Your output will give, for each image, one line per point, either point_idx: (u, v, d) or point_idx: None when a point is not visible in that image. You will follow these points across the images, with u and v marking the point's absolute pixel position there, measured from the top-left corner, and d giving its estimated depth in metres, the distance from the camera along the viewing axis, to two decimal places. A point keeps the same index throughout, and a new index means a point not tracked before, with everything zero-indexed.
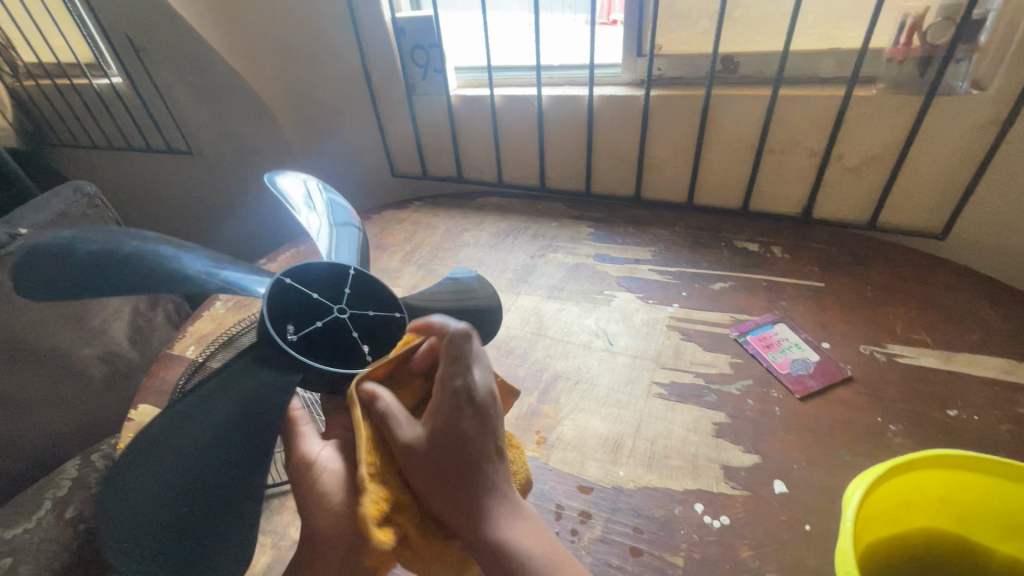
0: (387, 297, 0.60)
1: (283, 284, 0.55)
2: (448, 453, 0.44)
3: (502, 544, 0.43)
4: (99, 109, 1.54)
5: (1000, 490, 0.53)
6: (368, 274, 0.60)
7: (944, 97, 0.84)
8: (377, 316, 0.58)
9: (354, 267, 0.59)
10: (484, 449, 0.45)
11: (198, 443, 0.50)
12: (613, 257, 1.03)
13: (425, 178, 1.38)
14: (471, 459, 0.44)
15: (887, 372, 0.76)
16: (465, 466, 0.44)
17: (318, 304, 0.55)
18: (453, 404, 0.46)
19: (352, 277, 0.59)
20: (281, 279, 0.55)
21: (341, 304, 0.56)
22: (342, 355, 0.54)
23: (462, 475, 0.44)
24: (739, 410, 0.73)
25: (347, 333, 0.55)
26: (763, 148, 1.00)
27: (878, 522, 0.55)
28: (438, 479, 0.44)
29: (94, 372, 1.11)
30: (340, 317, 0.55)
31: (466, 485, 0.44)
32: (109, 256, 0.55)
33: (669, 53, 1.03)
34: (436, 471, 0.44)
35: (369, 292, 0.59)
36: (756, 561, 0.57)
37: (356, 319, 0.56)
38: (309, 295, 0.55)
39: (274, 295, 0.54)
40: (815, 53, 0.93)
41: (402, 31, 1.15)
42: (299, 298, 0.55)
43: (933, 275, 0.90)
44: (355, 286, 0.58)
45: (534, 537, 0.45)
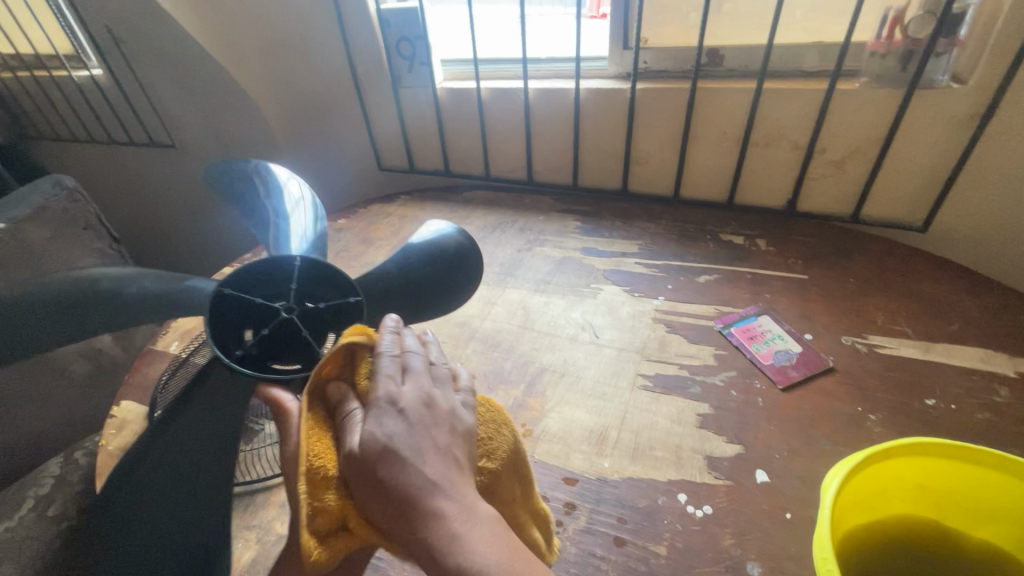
0: (339, 282, 0.58)
1: (223, 294, 0.53)
2: (383, 460, 0.42)
3: (451, 553, 0.39)
4: (79, 102, 1.50)
5: (976, 477, 0.54)
6: (321, 262, 0.58)
7: (924, 90, 0.85)
8: (325, 307, 0.57)
9: (297, 257, 0.57)
10: (421, 452, 0.43)
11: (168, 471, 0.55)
12: (599, 250, 1.03)
13: (412, 172, 1.37)
14: (405, 464, 0.42)
15: (868, 363, 0.77)
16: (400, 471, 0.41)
17: (263, 306, 0.54)
18: (390, 410, 0.45)
19: (296, 270, 0.57)
20: (219, 289, 0.52)
21: (285, 303, 0.55)
22: (298, 351, 0.55)
23: (400, 483, 0.41)
24: (723, 401, 0.73)
25: (296, 332, 0.54)
26: (748, 141, 1.01)
27: (856, 509, 0.56)
28: (376, 490, 0.42)
29: (76, 369, 1.10)
30: (287, 316, 0.54)
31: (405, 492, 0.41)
32: (68, 296, 0.61)
33: (655, 46, 1.03)
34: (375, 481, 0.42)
35: (319, 282, 0.58)
36: (738, 550, 0.58)
37: (304, 315, 0.56)
38: (251, 301, 0.54)
39: (214, 308, 0.52)
40: (799, 47, 0.94)
41: (387, 23, 1.14)
42: (241, 305, 0.54)
43: (914, 267, 0.91)
44: (299, 280, 0.57)
45: (490, 545, 0.40)
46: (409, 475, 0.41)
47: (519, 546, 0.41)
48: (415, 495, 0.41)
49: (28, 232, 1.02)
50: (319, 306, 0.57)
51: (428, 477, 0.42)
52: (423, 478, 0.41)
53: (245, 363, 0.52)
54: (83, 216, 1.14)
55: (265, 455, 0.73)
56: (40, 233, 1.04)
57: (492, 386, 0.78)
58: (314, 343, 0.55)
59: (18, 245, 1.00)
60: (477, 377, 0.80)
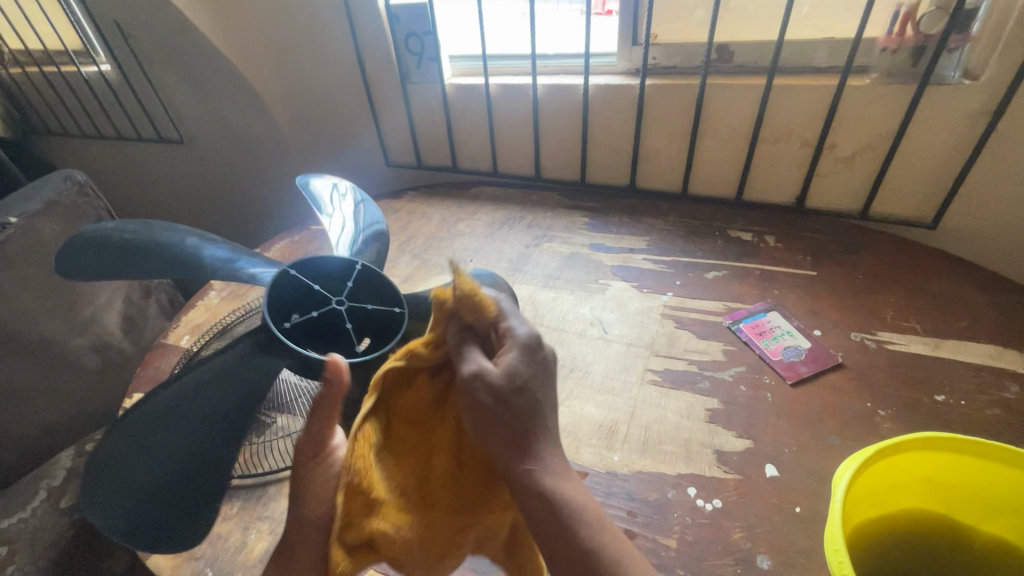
0: (390, 292, 0.61)
1: (289, 276, 0.59)
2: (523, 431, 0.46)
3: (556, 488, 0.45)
4: (88, 98, 1.51)
5: (985, 472, 0.54)
6: (376, 272, 0.62)
7: (936, 86, 0.85)
8: (375, 307, 0.58)
9: (359, 262, 0.62)
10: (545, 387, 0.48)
11: (186, 429, 0.51)
12: (607, 246, 1.04)
13: (420, 168, 1.38)
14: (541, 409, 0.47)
15: (877, 359, 0.77)
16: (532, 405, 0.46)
17: (319, 295, 0.58)
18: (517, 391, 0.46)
19: (356, 273, 0.61)
20: (286, 270, 0.59)
21: (340, 297, 0.58)
22: (333, 342, 0.56)
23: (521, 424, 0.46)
24: (732, 396, 0.74)
25: (340, 323, 0.56)
26: (757, 137, 1.01)
27: (866, 503, 0.57)
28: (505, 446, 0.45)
29: (87, 362, 1.10)
30: (336, 307, 0.57)
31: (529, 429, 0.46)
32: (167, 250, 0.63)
33: (663, 42, 1.03)
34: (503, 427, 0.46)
35: (373, 288, 0.61)
36: (747, 543, 0.58)
37: (352, 311, 0.58)
38: (311, 287, 0.59)
39: (276, 284, 0.58)
40: (809, 43, 0.93)
41: (397, 19, 1.15)
42: (300, 289, 0.59)
43: (923, 263, 0.91)
44: (357, 282, 0.60)
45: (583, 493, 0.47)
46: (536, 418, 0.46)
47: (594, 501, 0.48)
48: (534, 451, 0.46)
49: (40, 226, 1.03)
50: (369, 306, 0.59)
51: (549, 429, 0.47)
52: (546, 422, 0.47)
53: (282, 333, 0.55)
54: (93, 210, 1.14)
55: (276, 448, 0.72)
56: (52, 228, 1.05)
57: None
58: (353, 337, 0.56)
59: (30, 239, 1.01)
60: None
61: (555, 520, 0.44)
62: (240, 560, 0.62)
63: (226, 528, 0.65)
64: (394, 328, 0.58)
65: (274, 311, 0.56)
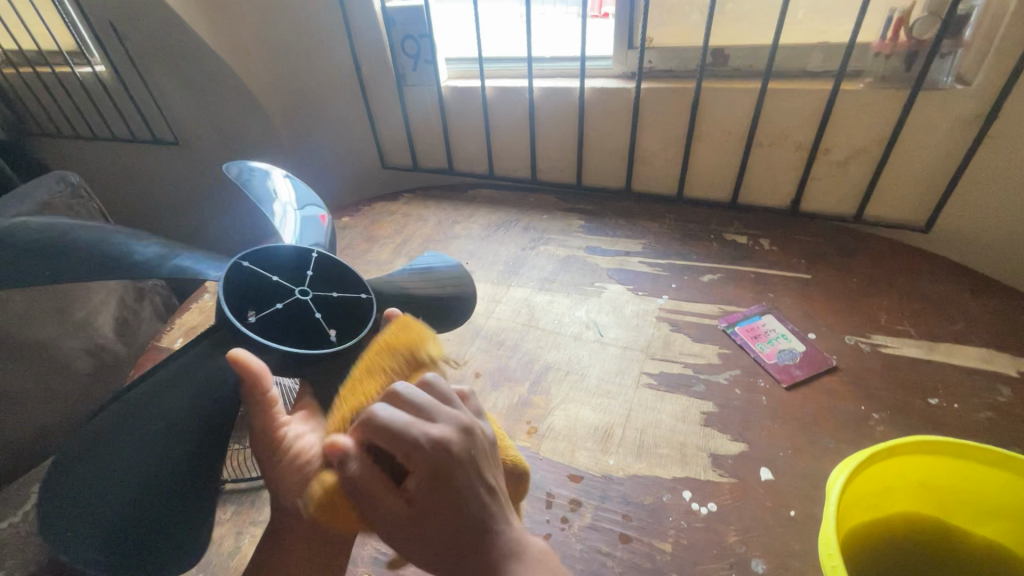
0: (351, 280, 0.62)
1: (243, 267, 0.57)
2: (447, 518, 0.42)
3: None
4: (81, 99, 1.50)
5: (979, 475, 0.54)
6: (333, 258, 0.62)
7: (929, 91, 0.85)
8: (338, 295, 0.59)
9: (315, 251, 0.61)
10: (476, 494, 0.42)
11: (149, 440, 0.48)
12: (603, 249, 1.04)
13: (416, 170, 1.38)
14: (479, 526, 0.42)
15: (871, 362, 0.77)
16: (465, 526, 0.42)
17: (278, 286, 0.57)
18: (450, 463, 0.42)
19: (312, 260, 0.60)
20: (239, 263, 0.57)
21: (302, 287, 0.57)
22: (302, 331, 0.55)
23: (460, 551, 0.42)
24: (727, 400, 0.74)
25: (309, 313, 0.56)
26: (751, 141, 1.01)
27: (860, 506, 0.57)
28: (430, 538, 0.42)
29: (81, 365, 1.09)
30: (300, 298, 0.56)
31: (471, 551, 0.42)
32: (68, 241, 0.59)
33: (659, 45, 1.03)
34: (442, 555, 0.42)
35: (334, 276, 0.61)
36: (742, 547, 0.58)
37: (318, 299, 0.57)
38: (267, 278, 0.57)
39: (230, 278, 0.56)
40: (803, 48, 0.94)
41: (393, 21, 1.15)
42: (258, 281, 0.57)
43: (916, 266, 0.92)
44: (315, 270, 0.60)
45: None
46: (477, 543, 0.42)
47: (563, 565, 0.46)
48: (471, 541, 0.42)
49: None
50: (334, 293, 0.59)
51: (498, 540, 0.43)
52: (492, 537, 0.42)
53: (251, 328, 0.53)
54: (87, 212, 1.14)
55: None
56: None
57: (497, 383, 0.79)
58: (324, 326, 0.56)
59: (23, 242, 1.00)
60: (482, 374, 0.80)
61: None
62: (233, 564, 0.62)
63: (219, 533, 0.65)
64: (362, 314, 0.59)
65: (233, 307, 0.54)
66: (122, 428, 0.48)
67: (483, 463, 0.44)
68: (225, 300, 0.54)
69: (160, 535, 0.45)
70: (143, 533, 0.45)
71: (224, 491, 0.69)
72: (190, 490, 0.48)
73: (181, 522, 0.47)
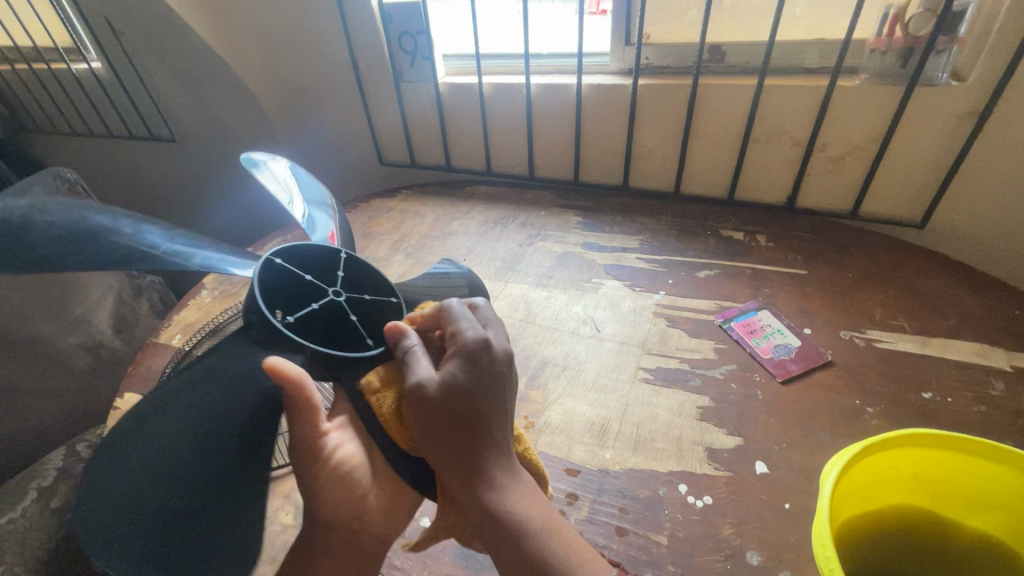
0: (379, 284, 0.62)
1: (274, 266, 0.55)
2: (462, 406, 0.48)
3: (495, 500, 0.48)
4: (78, 95, 1.50)
5: (971, 468, 0.55)
6: (362, 260, 0.61)
7: (924, 87, 0.86)
8: (371, 299, 0.59)
9: (343, 252, 0.60)
10: (490, 403, 0.50)
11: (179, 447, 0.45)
12: (600, 245, 1.04)
13: (413, 167, 1.38)
14: (486, 426, 0.49)
15: (866, 357, 0.78)
16: (475, 425, 0.49)
17: (310, 286, 0.55)
18: (476, 365, 0.50)
19: (342, 260, 0.60)
20: (271, 260, 0.55)
21: (335, 288, 0.57)
22: (341, 335, 0.54)
23: (462, 438, 0.48)
24: (723, 394, 0.74)
25: (346, 316, 0.55)
26: (748, 137, 1.01)
27: (854, 499, 0.57)
28: (442, 424, 0.48)
29: (78, 362, 1.09)
30: (337, 300, 0.56)
31: (472, 439, 0.49)
32: (75, 229, 0.56)
33: (656, 41, 1.03)
34: (448, 438, 0.49)
35: (361, 279, 0.60)
36: (737, 539, 0.59)
37: (352, 302, 0.57)
38: (301, 276, 0.55)
39: (263, 274, 0.53)
40: (800, 44, 0.94)
41: (390, 17, 1.15)
42: (289, 279, 0.55)
43: (912, 262, 0.92)
44: (345, 270, 0.60)
45: (530, 506, 0.49)
46: (478, 440, 0.49)
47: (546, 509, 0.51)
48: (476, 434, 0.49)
49: None
50: (366, 297, 0.59)
51: (497, 450, 0.50)
52: (492, 445, 0.50)
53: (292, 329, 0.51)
54: None
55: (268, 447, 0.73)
56: None
57: None
58: (362, 331, 0.56)
59: None
60: None
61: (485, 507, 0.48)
62: None
63: None
64: (393, 318, 0.60)
65: (274, 306, 0.52)
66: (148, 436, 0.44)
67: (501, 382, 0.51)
68: (259, 297, 0.51)
69: (204, 544, 0.44)
70: (188, 547, 0.42)
71: None
72: (229, 498, 0.46)
73: (223, 529, 0.45)
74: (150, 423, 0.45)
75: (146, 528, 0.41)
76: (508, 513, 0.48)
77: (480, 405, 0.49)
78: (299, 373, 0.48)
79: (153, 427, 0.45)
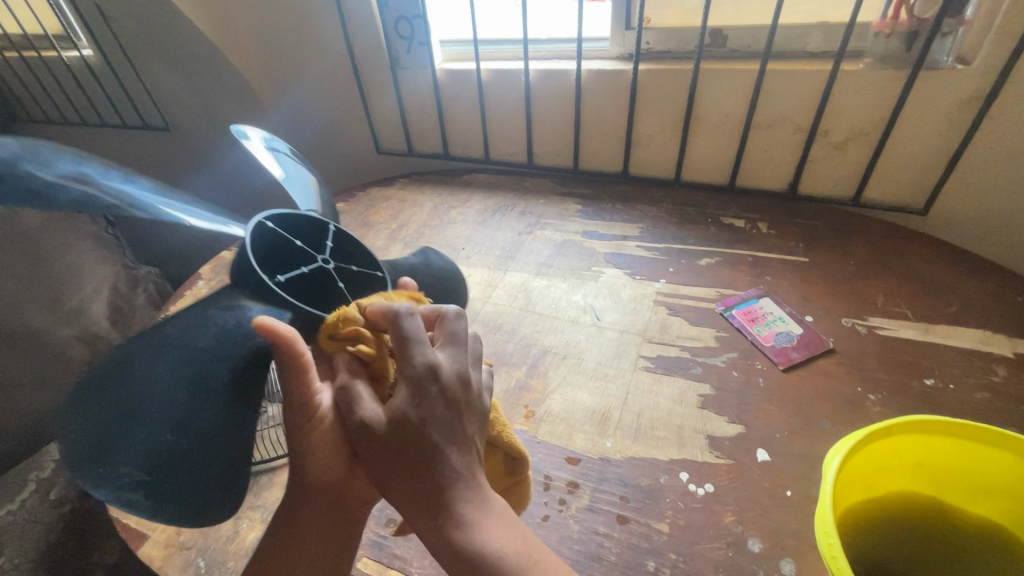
0: (364, 254, 0.60)
1: (265, 228, 0.52)
2: (413, 433, 0.43)
3: (458, 539, 0.42)
4: (69, 84, 1.46)
5: (974, 454, 0.55)
6: (349, 233, 0.60)
7: (930, 71, 0.84)
8: (359, 270, 0.58)
9: (332, 223, 0.59)
10: (451, 434, 0.44)
11: (169, 396, 0.41)
12: (600, 233, 1.03)
13: (410, 156, 1.37)
14: (440, 456, 0.43)
15: (868, 344, 0.77)
16: (429, 456, 0.43)
17: (301, 251, 0.54)
18: (434, 390, 0.44)
19: (332, 234, 0.58)
20: (263, 221, 0.52)
21: (324, 256, 0.56)
22: (326, 300, 0.53)
23: (412, 480, 0.43)
24: (724, 382, 0.74)
25: (333, 283, 0.54)
26: (750, 123, 1.00)
27: (855, 486, 0.57)
28: (390, 458, 0.43)
29: None
30: (325, 267, 0.55)
31: (428, 480, 0.42)
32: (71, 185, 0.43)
33: (657, 26, 1.02)
34: (398, 478, 0.43)
35: (349, 250, 0.59)
36: (738, 526, 0.59)
37: (339, 271, 0.56)
38: (291, 242, 0.54)
39: (255, 235, 0.51)
40: (803, 27, 0.93)
41: (386, 2, 1.13)
42: (278, 245, 0.53)
43: (914, 249, 0.92)
44: (335, 243, 0.58)
45: (502, 533, 0.43)
46: (432, 471, 0.42)
47: (529, 533, 0.45)
48: (430, 463, 0.43)
49: None
50: (353, 268, 0.58)
51: (455, 478, 0.43)
52: (447, 476, 0.43)
53: (283, 288, 0.50)
54: None
55: (267, 438, 0.73)
56: None
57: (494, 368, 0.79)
58: (348, 296, 0.55)
59: None
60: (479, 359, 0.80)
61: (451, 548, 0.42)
62: (231, 548, 0.62)
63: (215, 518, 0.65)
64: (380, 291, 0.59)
65: (261, 263, 0.50)
66: (128, 391, 0.40)
67: (460, 411, 0.45)
68: (251, 253, 0.49)
69: (186, 485, 0.43)
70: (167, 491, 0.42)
71: None
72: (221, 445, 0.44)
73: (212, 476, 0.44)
74: (138, 373, 0.41)
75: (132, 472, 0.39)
76: (476, 549, 0.41)
77: (432, 436, 0.43)
78: (289, 330, 0.43)
79: (139, 378, 0.41)
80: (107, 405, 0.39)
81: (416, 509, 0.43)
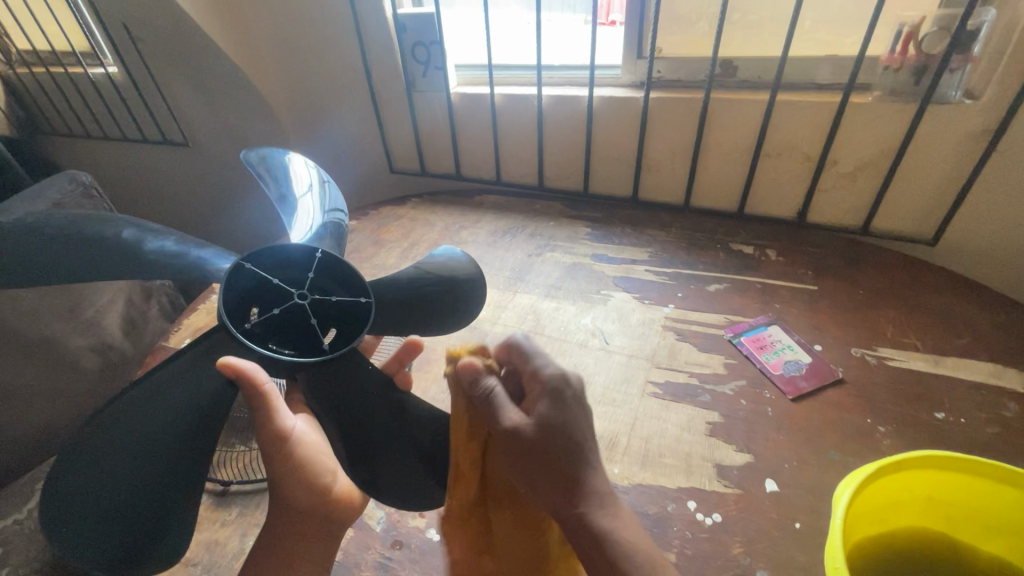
0: (353, 281, 0.58)
1: (245, 269, 0.55)
2: (559, 428, 0.46)
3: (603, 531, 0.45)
4: (94, 100, 1.50)
5: (986, 490, 0.54)
6: (338, 257, 0.58)
7: (937, 106, 0.86)
8: (339, 302, 0.56)
9: (319, 249, 0.57)
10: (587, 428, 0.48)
11: (132, 448, 0.48)
12: (609, 256, 1.04)
13: (423, 175, 1.39)
14: (582, 452, 0.46)
15: (876, 374, 0.77)
16: (574, 451, 0.46)
17: (279, 288, 0.55)
18: (570, 394, 0.48)
19: (316, 261, 0.57)
20: (241, 262, 0.55)
21: (301, 290, 0.55)
22: (297, 339, 0.54)
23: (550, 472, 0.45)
24: (733, 410, 0.74)
25: (306, 320, 0.54)
26: (759, 152, 1.02)
27: (866, 520, 0.57)
28: (539, 458, 0.46)
29: (88, 363, 1.10)
30: (298, 304, 0.54)
31: (573, 473, 0.46)
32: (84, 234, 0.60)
33: (669, 56, 1.04)
34: (546, 477, 0.46)
35: (337, 276, 0.58)
36: (747, 558, 0.58)
37: (317, 305, 0.55)
38: (268, 280, 0.55)
39: (232, 279, 0.54)
40: (812, 59, 0.94)
41: (404, 28, 1.17)
42: (257, 284, 0.55)
43: (923, 279, 0.92)
44: (319, 271, 0.57)
45: (632, 530, 0.46)
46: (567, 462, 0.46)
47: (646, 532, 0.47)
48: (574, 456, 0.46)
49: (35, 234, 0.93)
50: (333, 299, 0.56)
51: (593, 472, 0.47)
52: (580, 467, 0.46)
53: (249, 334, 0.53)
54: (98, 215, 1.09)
55: None
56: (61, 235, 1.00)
57: None
58: (318, 334, 0.55)
59: None
60: None
61: (599, 545, 0.44)
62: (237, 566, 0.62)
63: (222, 534, 0.65)
64: (363, 323, 0.57)
65: (234, 310, 0.53)
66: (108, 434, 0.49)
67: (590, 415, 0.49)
68: (225, 303, 0.53)
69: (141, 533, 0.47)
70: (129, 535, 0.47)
71: (229, 492, 0.69)
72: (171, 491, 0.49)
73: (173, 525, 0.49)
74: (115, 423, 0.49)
75: (106, 530, 0.46)
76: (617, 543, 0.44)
77: (568, 428, 0.46)
78: (251, 366, 0.49)
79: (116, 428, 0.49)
80: (86, 464, 0.47)
81: (561, 505, 0.46)
